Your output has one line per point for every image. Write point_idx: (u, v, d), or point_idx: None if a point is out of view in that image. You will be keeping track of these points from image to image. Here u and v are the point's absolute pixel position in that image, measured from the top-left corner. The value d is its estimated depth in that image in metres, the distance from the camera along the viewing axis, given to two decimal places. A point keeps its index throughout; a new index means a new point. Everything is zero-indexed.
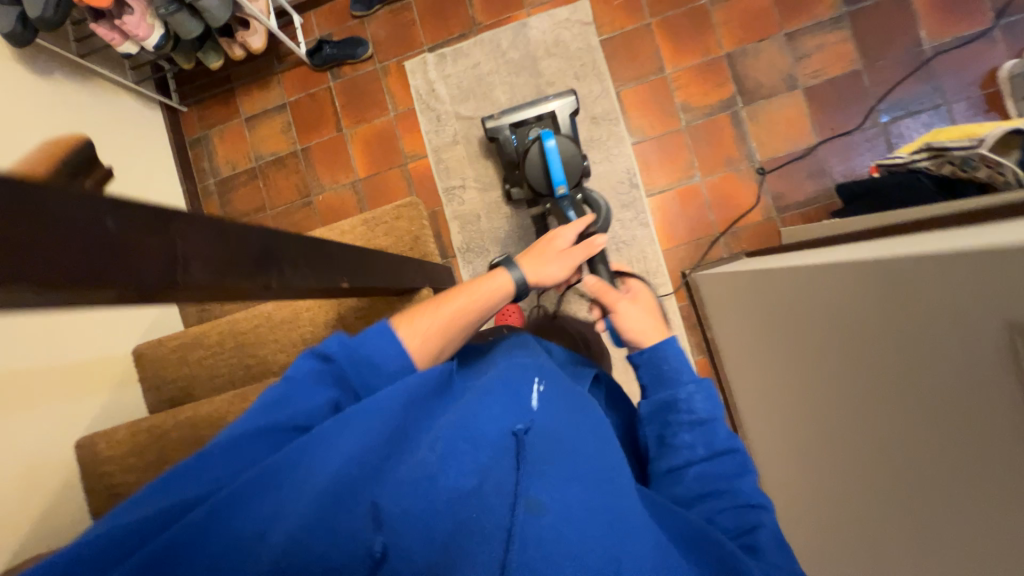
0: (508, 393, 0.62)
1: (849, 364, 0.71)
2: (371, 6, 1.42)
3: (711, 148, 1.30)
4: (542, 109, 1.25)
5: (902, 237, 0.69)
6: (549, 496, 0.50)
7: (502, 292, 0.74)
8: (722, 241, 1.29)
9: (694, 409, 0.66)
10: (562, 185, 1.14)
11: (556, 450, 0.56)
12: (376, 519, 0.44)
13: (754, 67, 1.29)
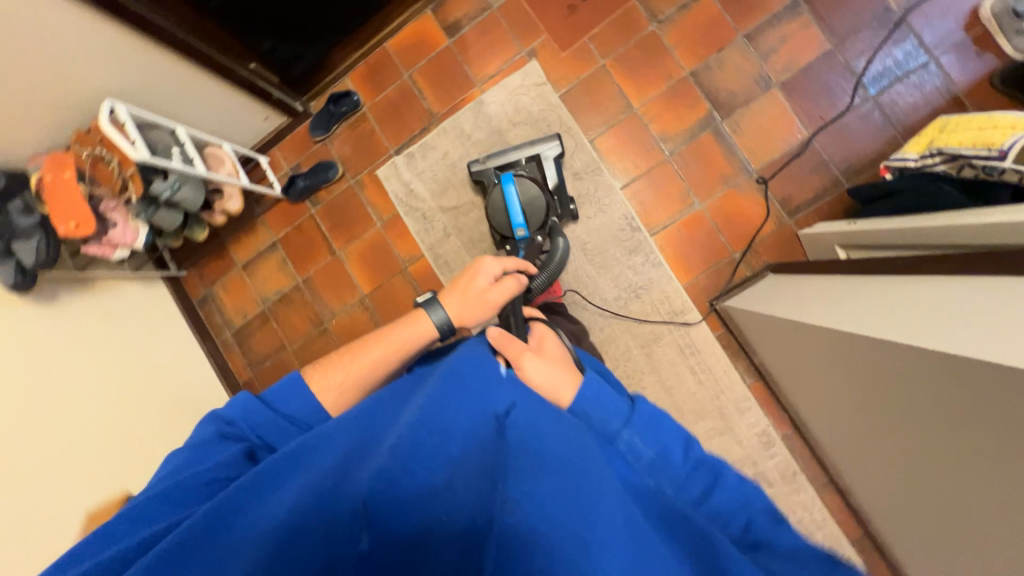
0: (478, 380, 0.58)
1: (893, 421, 0.70)
2: (329, 127, 1.42)
3: (703, 169, 1.26)
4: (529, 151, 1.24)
5: (942, 296, 0.66)
6: (526, 484, 0.45)
7: (424, 337, 0.78)
8: (740, 259, 1.25)
9: (638, 453, 0.51)
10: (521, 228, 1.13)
11: (546, 432, 0.51)
12: (346, 521, 0.44)
13: (721, 77, 1.24)
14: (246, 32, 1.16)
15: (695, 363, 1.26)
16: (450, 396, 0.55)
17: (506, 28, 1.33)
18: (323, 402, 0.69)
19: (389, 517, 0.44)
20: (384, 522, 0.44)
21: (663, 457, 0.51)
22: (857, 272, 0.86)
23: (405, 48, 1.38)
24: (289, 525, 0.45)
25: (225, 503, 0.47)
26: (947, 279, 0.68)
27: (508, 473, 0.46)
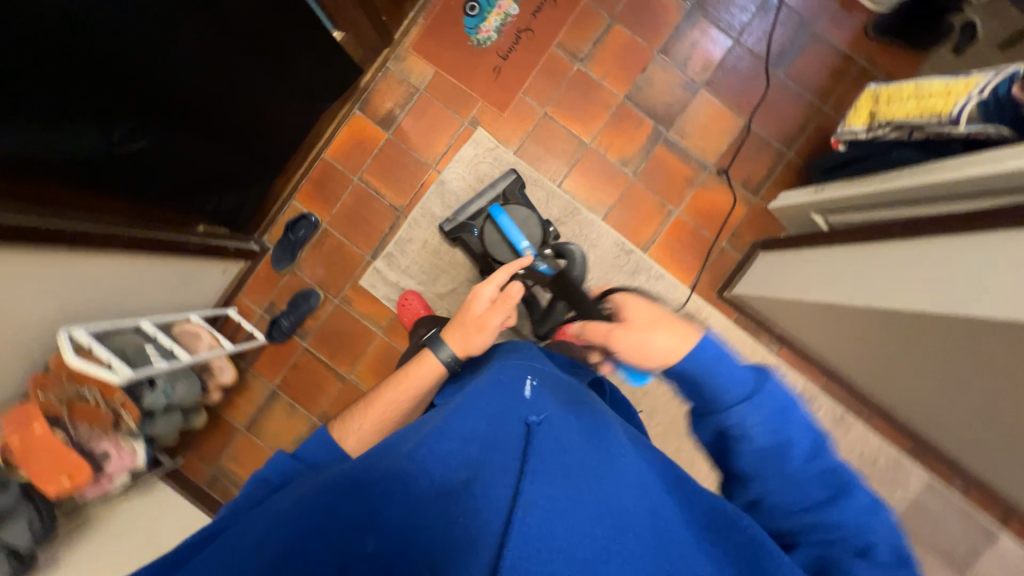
0: (500, 394, 0.62)
1: (933, 364, 0.83)
2: (295, 255, 1.34)
3: (668, 178, 1.34)
4: (491, 195, 1.27)
5: (950, 252, 0.78)
6: (545, 489, 0.49)
7: (430, 373, 0.78)
8: (727, 246, 1.33)
9: (751, 433, 0.58)
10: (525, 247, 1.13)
11: (566, 442, 0.55)
12: (368, 526, 0.48)
13: (653, 93, 1.33)
14: (191, 200, 1.03)
15: None
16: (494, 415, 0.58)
17: (441, 105, 1.33)
18: (346, 449, 0.68)
19: (428, 526, 0.47)
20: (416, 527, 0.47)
21: (779, 451, 0.58)
22: (869, 240, 0.95)
23: (347, 154, 1.35)
24: (328, 527, 0.48)
25: (276, 512, 0.51)
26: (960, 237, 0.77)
27: (533, 479, 0.50)
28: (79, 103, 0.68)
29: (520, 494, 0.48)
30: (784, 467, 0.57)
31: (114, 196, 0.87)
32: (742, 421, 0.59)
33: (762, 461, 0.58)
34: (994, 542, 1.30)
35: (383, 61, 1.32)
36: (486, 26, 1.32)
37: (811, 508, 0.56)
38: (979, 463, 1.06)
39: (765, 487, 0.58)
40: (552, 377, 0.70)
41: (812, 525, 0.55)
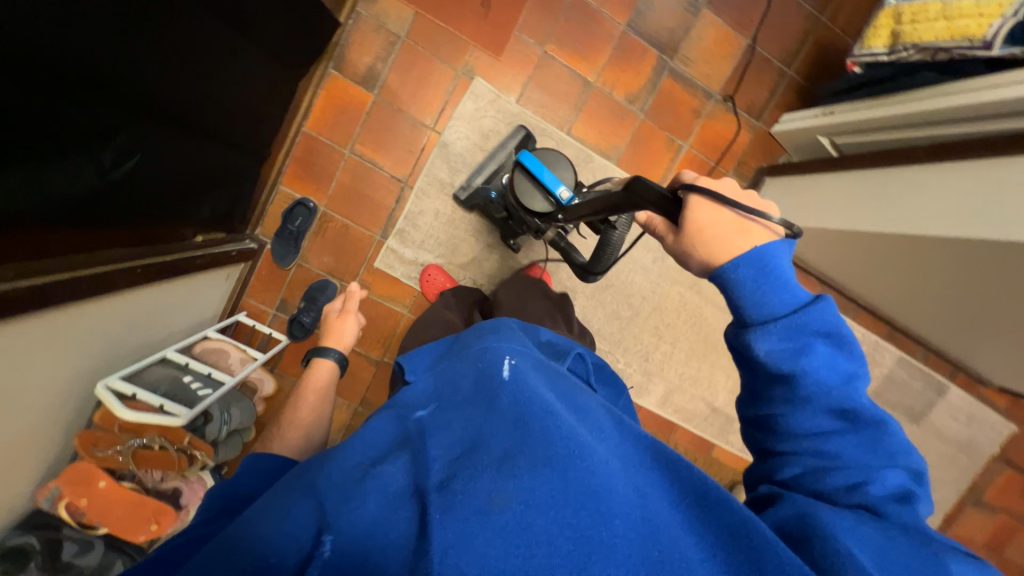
0: (479, 376, 0.53)
1: (939, 275, 0.94)
2: (298, 245, 1.23)
3: (675, 111, 1.30)
4: (502, 154, 1.20)
5: (959, 174, 0.85)
6: (522, 480, 0.40)
7: (325, 371, 0.96)
8: (735, 176, 1.36)
9: (780, 360, 0.48)
10: (561, 189, 0.82)
11: (542, 416, 0.46)
12: (319, 526, 0.40)
13: (654, 17, 1.24)
14: (183, 211, 0.89)
15: None
16: (469, 400, 0.50)
17: (429, 54, 1.18)
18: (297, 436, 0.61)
19: (385, 530, 0.39)
20: (373, 532, 0.39)
21: (812, 391, 0.47)
22: (888, 164, 0.99)
23: (333, 123, 1.19)
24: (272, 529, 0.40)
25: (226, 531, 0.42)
26: (975, 163, 0.83)
27: (500, 468, 0.41)
28: (68, 125, 0.54)
29: (492, 489, 0.40)
30: (811, 398, 0.48)
31: (111, 228, 0.73)
32: (766, 343, 0.47)
33: (792, 389, 0.48)
34: (944, 394, 1.60)
35: (353, 8, 1.13)
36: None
37: (823, 436, 0.49)
38: (957, 334, 1.26)
39: (786, 411, 0.49)
40: (533, 355, 0.60)
41: (814, 450, 0.48)
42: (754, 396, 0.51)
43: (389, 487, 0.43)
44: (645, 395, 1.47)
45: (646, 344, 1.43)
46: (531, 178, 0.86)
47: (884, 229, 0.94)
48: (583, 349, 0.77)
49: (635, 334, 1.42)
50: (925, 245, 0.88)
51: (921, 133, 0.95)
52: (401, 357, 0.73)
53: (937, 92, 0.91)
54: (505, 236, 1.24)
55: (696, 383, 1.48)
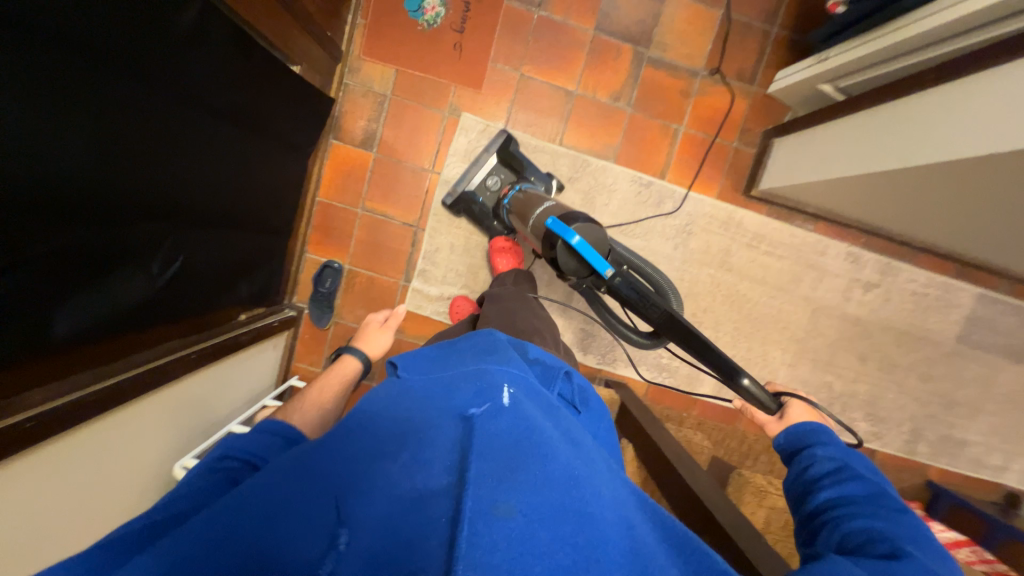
0: (478, 388, 0.55)
1: (984, 198, 0.85)
2: (331, 303, 1.31)
3: (663, 96, 1.30)
4: (487, 163, 1.19)
5: (975, 89, 0.79)
6: (528, 499, 0.42)
7: (351, 369, 0.95)
8: (739, 144, 1.33)
9: (822, 462, 0.63)
10: (608, 271, 0.80)
11: (540, 431, 0.49)
12: (330, 523, 0.40)
13: (622, 15, 1.26)
14: (225, 296, 0.98)
15: (767, 247, 1.36)
16: (472, 406, 0.52)
17: (415, 104, 1.26)
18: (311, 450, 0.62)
19: (390, 527, 0.40)
20: (378, 532, 0.40)
21: (853, 474, 0.59)
22: (896, 99, 0.94)
23: (343, 187, 1.28)
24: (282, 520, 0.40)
25: (224, 501, 0.41)
26: (988, 75, 0.77)
27: (501, 481, 0.43)
28: (117, 244, 0.63)
29: (501, 501, 0.41)
30: (855, 476, 0.59)
31: (165, 323, 0.82)
32: (816, 463, 0.63)
33: (836, 473, 0.60)
34: None
35: (341, 80, 1.23)
36: (429, 3, 1.21)
37: (860, 502, 0.55)
38: None
39: (835, 488, 0.58)
40: (529, 381, 0.61)
41: (871, 509, 0.54)
42: (808, 489, 0.61)
43: (394, 488, 0.43)
44: (698, 385, 1.41)
45: None
46: (575, 259, 0.82)
47: (907, 164, 0.88)
48: (569, 368, 0.76)
49: None
50: (954, 170, 0.81)
51: (925, 56, 0.91)
52: (396, 358, 0.68)
53: (928, 12, 0.87)
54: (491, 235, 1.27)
55: (749, 363, 1.40)
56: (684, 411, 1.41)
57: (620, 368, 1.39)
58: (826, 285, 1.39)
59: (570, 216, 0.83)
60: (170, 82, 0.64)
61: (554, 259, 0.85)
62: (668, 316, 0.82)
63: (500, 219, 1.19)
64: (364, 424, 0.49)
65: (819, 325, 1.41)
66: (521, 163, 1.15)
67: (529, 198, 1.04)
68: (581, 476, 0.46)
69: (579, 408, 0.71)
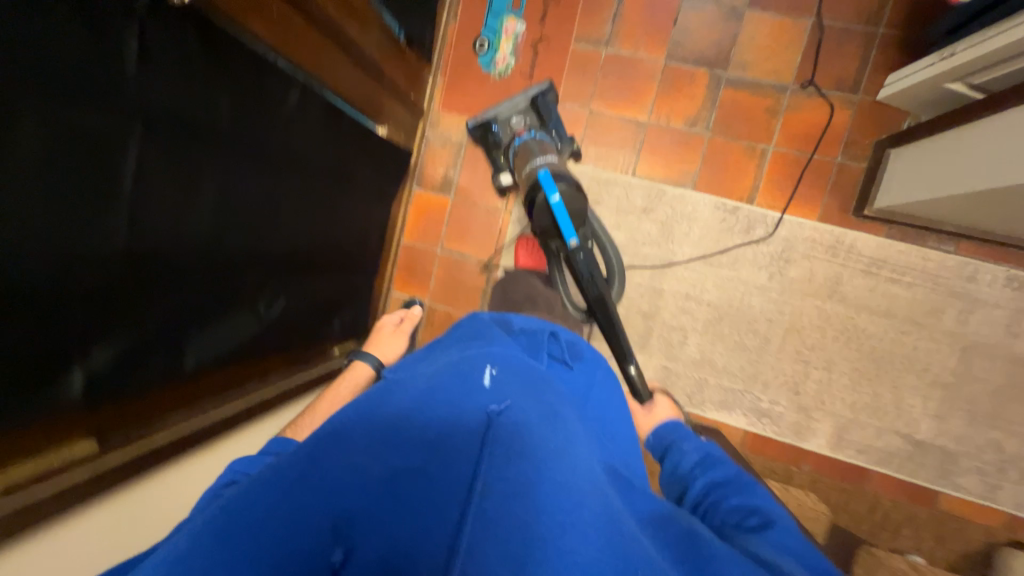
0: (460, 380, 0.62)
1: None
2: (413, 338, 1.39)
3: (747, 117, 1.21)
4: (519, 101, 1.14)
5: None
6: (503, 475, 0.51)
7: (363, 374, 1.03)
8: (844, 159, 1.17)
9: (687, 455, 0.70)
10: (573, 236, 0.98)
11: (530, 417, 0.58)
12: (336, 526, 0.48)
13: (694, 39, 1.22)
14: (319, 336, 1.08)
15: (891, 274, 1.16)
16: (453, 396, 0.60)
17: None
18: None
19: (393, 517, 0.50)
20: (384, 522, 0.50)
21: (710, 458, 0.68)
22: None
23: (425, 230, 1.38)
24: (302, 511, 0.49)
25: (236, 502, 0.48)
26: None
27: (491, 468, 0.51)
28: (227, 295, 0.74)
29: (480, 481, 0.51)
30: (712, 459, 0.68)
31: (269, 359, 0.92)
32: (680, 459, 0.70)
33: (699, 459, 0.68)
34: None
35: (423, 134, 1.36)
36: (501, 56, 1.30)
37: (722, 481, 0.63)
38: None
39: (704, 474, 0.65)
40: (512, 358, 0.69)
41: (740, 489, 0.61)
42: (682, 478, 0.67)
43: (385, 476, 0.52)
44: (809, 436, 1.21)
45: (791, 374, 1.22)
46: (548, 214, 0.99)
47: None
48: (555, 330, 0.86)
49: (773, 365, 1.22)
50: None
51: None
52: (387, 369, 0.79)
53: None
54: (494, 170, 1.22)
55: (877, 411, 1.18)
56: (793, 466, 1.22)
57: (710, 411, 1.26)
58: (980, 318, 1.13)
59: (558, 175, 0.99)
60: (275, 153, 0.77)
61: (533, 208, 1.02)
62: (600, 295, 1.04)
63: (507, 157, 1.17)
64: (359, 416, 0.57)
65: (974, 367, 1.14)
66: (552, 114, 1.14)
67: (539, 151, 1.07)
68: (551, 447, 0.54)
69: (569, 362, 0.81)
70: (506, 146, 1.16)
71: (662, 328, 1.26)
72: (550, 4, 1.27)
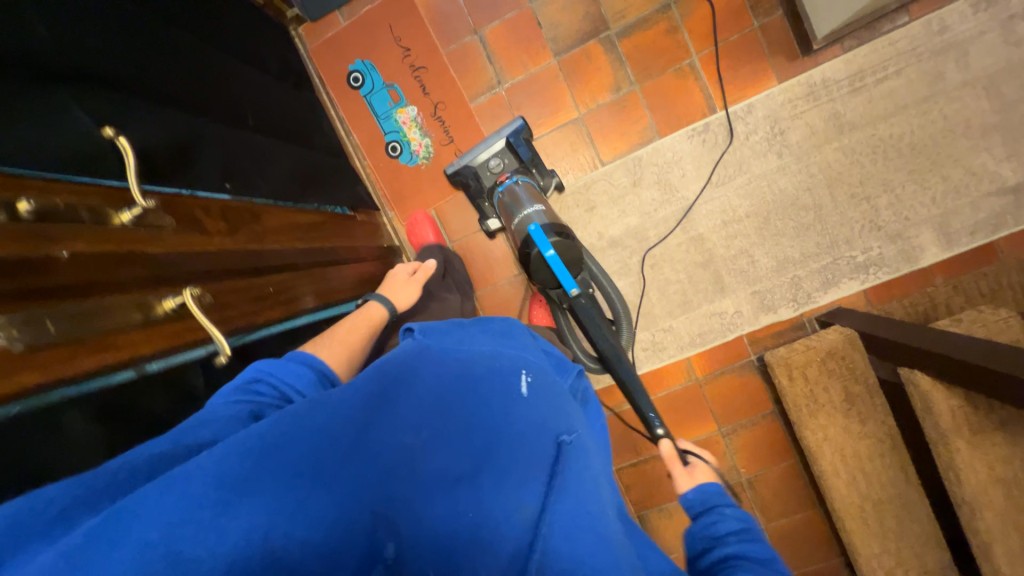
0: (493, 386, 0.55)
1: None
2: None
3: (656, 48, 1.21)
4: (493, 145, 1.17)
5: None
6: (553, 506, 0.48)
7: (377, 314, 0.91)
8: (761, 19, 1.17)
9: (728, 525, 0.66)
10: (574, 287, 0.94)
11: (560, 428, 0.55)
12: (376, 521, 0.40)
13: (564, 25, 1.23)
14: None
15: (876, 76, 1.14)
16: (491, 399, 0.53)
17: (473, 234, 1.34)
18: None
19: (434, 512, 0.43)
20: (431, 526, 0.42)
21: (745, 525, 0.66)
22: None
23: None
24: (308, 502, 0.39)
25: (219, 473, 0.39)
26: None
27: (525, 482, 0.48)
28: None
29: (529, 501, 0.47)
30: (749, 531, 0.65)
31: None
32: (722, 521, 0.67)
33: (738, 529, 0.65)
34: None
35: None
36: (415, 144, 1.32)
37: (751, 555, 0.61)
38: None
39: (735, 546, 0.62)
40: (542, 373, 0.64)
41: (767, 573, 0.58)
42: (711, 538, 0.65)
43: (427, 472, 0.45)
44: (920, 252, 1.18)
45: (862, 217, 1.19)
46: (547, 268, 0.94)
47: None
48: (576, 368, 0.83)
49: (842, 220, 1.20)
50: None
51: None
52: (411, 323, 0.71)
53: None
54: (479, 208, 1.24)
55: (958, 191, 1.15)
56: (927, 287, 1.19)
57: (823, 298, 1.23)
58: (978, 52, 1.11)
59: (551, 229, 0.95)
60: None
61: (528, 265, 0.96)
62: (611, 343, 1.00)
63: (491, 201, 1.20)
64: (400, 401, 0.49)
65: (1007, 93, 1.11)
66: (529, 154, 1.16)
67: (525, 200, 1.08)
68: (587, 492, 0.52)
69: (578, 402, 0.77)
70: (488, 190, 1.19)
71: (726, 264, 1.24)
72: (421, 75, 1.29)
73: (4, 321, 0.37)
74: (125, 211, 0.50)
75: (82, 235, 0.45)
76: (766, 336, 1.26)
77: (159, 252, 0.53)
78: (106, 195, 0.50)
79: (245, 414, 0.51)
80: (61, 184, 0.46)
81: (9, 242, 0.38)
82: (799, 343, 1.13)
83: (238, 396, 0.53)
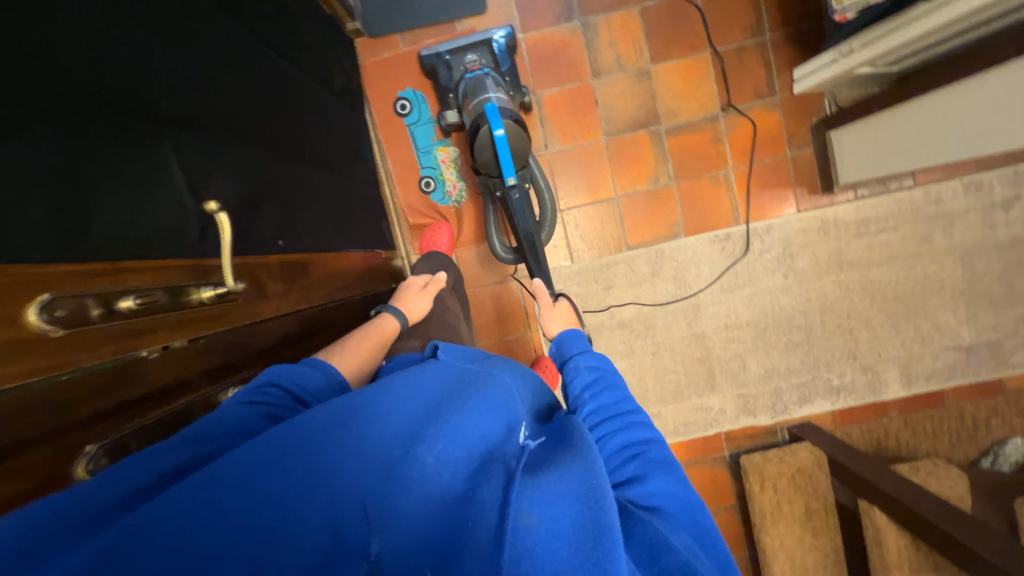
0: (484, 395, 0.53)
1: None
2: None
3: (697, 152, 1.28)
4: (474, 40, 1.16)
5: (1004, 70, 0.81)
6: (548, 509, 0.44)
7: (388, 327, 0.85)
8: (793, 151, 1.27)
9: (589, 380, 0.64)
10: (511, 176, 0.96)
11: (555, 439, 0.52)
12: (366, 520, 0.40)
13: (619, 109, 1.27)
14: None
15: (878, 227, 1.27)
16: (478, 406, 0.51)
17: (488, 284, 1.32)
18: None
19: (419, 516, 0.42)
20: (415, 526, 0.41)
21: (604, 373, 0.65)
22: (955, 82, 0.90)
23: None
24: (301, 504, 0.39)
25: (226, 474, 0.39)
26: None
27: (520, 486, 0.45)
28: None
29: (518, 504, 0.43)
30: (606, 380, 0.64)
31: None
32: (576, 374, 0.65)
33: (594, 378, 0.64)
34: None
35: None
36: (450, 186, 1.29)
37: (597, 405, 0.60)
38: None
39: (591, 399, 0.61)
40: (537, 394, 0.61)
41: (622, 420, 0.59)
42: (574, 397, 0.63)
43: (412, 478, 0.44)
44: (885, 387, 1.32)
45: (843, 346, 1.31)
46: (490, 147, 0.95)
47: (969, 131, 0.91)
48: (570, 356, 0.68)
49: (826, 345, 1.31)
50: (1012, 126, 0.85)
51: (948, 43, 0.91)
52: (434, 341, 0.69)
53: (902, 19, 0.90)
54: (444, 101, 1.22)
55: (924, 340, 1.30)
56: (884, 418, 1.32)
57: (796, 412, 1.33)
58: (962, 227, 1.26)
59: (504, 111, 0.96)
60: None
61: (474, 139, 0.96)
62: (530, 234, 1.07)
63: (456, 93, 1.18)
64: (390, 411, 0.49)
65: (977, 267, 1.28)
66: (506, 63, 1.17)
67: (488, 86, 1.07)
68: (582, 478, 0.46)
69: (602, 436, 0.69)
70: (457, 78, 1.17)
71: (720, 364, 1.32)
72: None
73: (95, 448, 0.40)
74: (206, 289, 0.49)
75: (163, 322, 0.45)
76: (741, 436, 1.34)
77: (227, 326, 0.53)
78: (187, 268, 0.49)
79: (258, 416, 0.49)
80: (154, 259, 0.46)
81: (101, 349, 0.40)
82: (774, 454, 1.23)
83: (252, 397, 0.51)
